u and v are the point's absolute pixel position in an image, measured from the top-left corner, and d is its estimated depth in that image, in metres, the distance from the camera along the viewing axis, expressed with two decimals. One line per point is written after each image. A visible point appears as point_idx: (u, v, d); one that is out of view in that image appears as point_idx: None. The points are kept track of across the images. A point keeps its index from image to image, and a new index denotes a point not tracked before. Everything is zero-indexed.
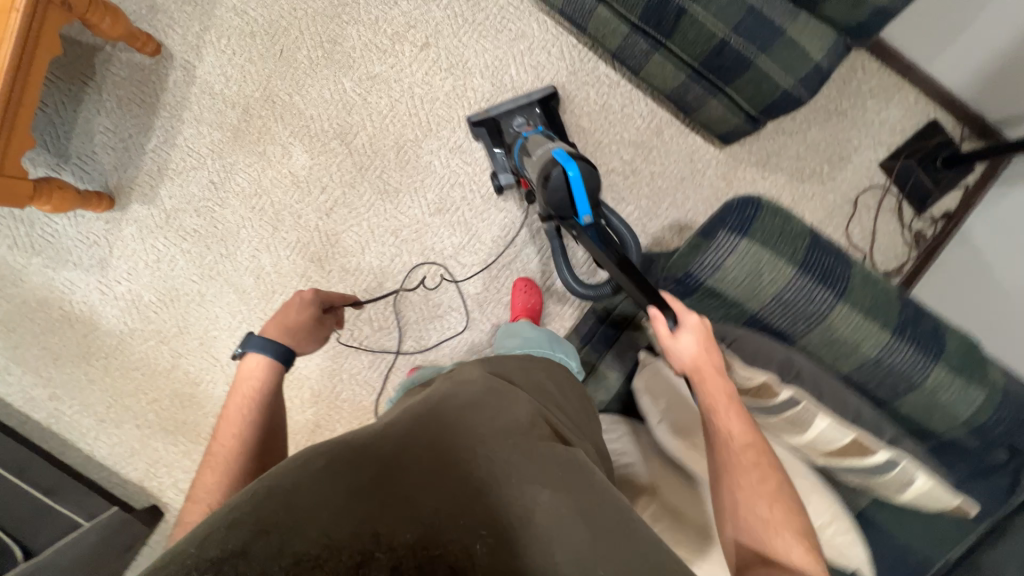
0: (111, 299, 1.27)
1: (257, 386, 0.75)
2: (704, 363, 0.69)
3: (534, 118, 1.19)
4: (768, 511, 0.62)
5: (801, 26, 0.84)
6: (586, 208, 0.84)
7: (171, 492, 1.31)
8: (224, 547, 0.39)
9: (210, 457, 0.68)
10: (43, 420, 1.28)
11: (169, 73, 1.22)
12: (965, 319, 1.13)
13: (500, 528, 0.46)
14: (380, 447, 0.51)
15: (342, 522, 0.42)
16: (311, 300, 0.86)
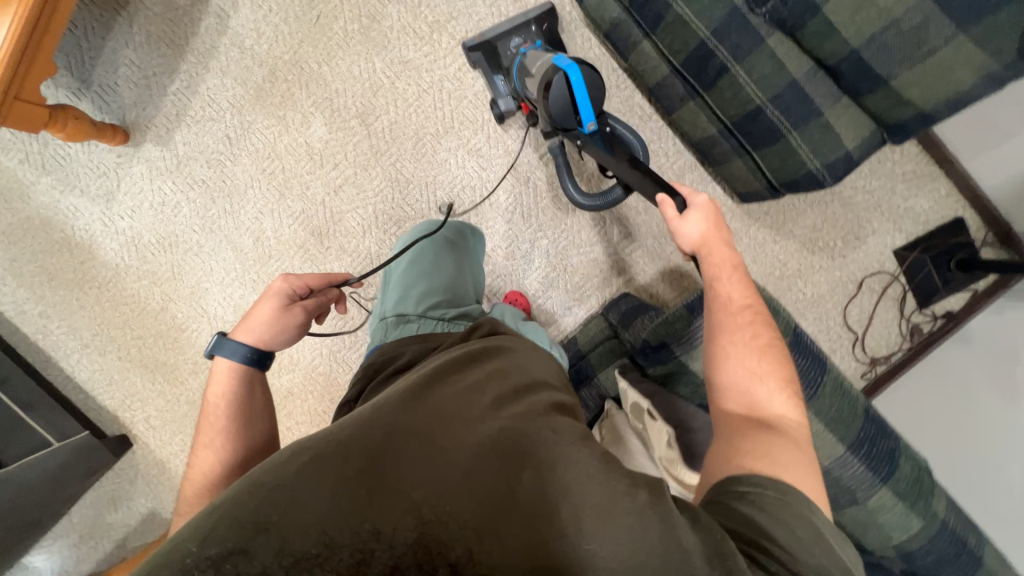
0: (111, 233, 1.28)
1: (226, 396, 0.76)
2: (713, 235, 0.74)
3: (532, 39, 1.14)
4: (758, 363, 0.62)
5: (840, 111, 0.82)
6: (589, 114, 0.85)
7: (141, 426, 1.35)
8: (221, 546, 0.39)
9: (190, 469, 0.72)
10: (31, 334, 1.32)
11: (202, 18, 1.20)
12: (937, 433, 1.11)
13: (491, 518, 0.45)
14: (366, 437, 0.50)
15: (334, 515, 0.42)
16: (276, 292, 0.80)
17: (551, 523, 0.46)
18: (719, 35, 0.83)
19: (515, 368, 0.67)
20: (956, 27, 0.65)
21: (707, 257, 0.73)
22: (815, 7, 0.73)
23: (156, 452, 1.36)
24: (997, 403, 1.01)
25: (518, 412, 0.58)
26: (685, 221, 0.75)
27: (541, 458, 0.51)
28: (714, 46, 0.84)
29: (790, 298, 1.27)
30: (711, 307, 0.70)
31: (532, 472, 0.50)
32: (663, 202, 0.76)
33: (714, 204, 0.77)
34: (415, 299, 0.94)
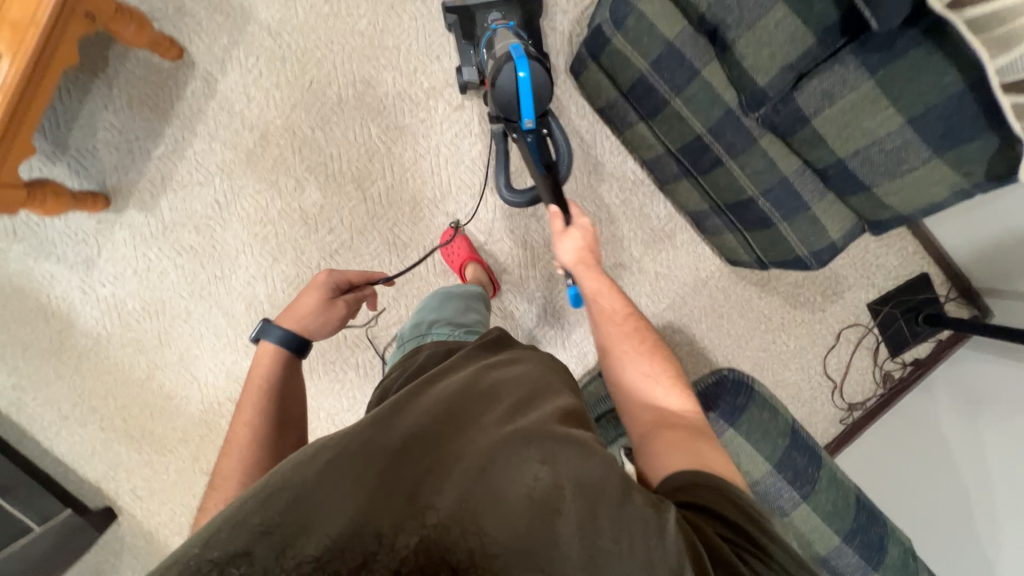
0: (92, 300, 1.22)
1: (266, 373, 0.85)
2: (587, 255, 0.85)
3: (511, 15, 1.05)
4: (649, 365, 0.69)
5: (826, 206, 0.87)
6: (530, 113, 0.89)
7: (127, 497, 1.30)
8: (235, 542, 0.43)
9: (227, 444, 0.76)
10: (4, 407, 1.24)
11: (188, 82, 1.16)
12: (904, 489, 1.21)
13: (500, 522, 0.46)
14: (385, 438, 0.52)
15: (344, 520, 0.45)
16: (325, 284, 0.94)
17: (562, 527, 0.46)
18: (714, 132, 0.86)
19: (530, 368, 0.67)
20: (933, 151, 0.70)
21: (586, 278, 0.83)
22: (805, 120, 0.77)
23: (142, 523, 1.31)
24: (965, 455, 1.12)
25: (534, 412, 0.57)
26: (567, 238, 0.86)
27: (557, 457, 0.51)
28: (710, 142, 0.88)
29: (775, 350, 1.34)
30: (603, 320, 0.77)
31: (547, 474, 0.50)
32: (551, 215, 0.87)
33: (592, 229, 0.88)
34: (423, 322, 0.94)
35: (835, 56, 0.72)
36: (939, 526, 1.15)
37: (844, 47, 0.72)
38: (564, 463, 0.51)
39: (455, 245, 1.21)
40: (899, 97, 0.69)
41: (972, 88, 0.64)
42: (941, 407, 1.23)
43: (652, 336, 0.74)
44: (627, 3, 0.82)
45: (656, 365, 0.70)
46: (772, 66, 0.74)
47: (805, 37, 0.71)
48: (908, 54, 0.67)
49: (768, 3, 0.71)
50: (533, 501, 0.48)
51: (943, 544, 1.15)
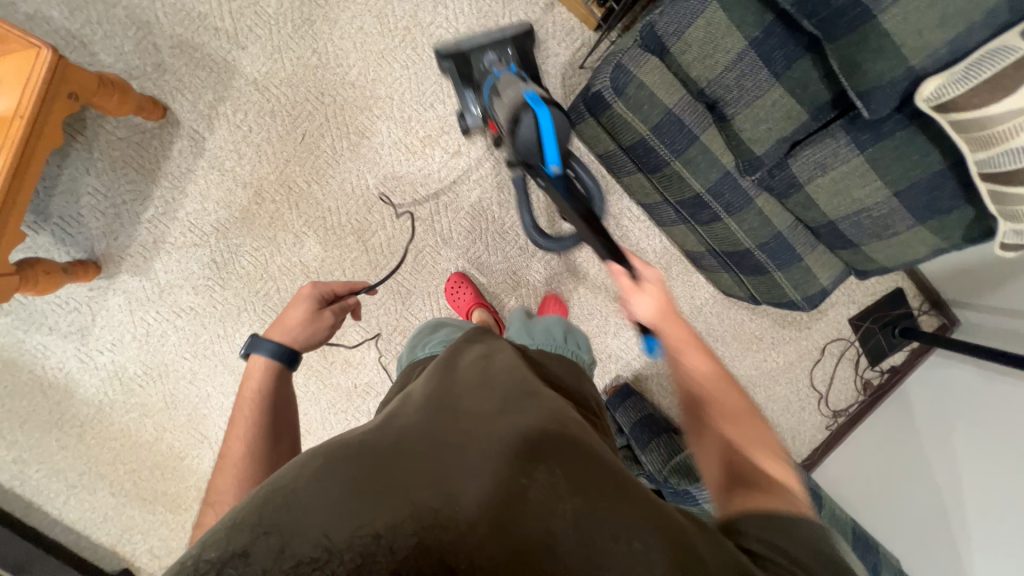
0: (91, 368, 1.20)
1: (259, 387, 0.82)
2: (666, 311, 0.72)
3: (509, 56, 0.95)
4: (749, 432, 0.59)
5: (817, 256, 0.92)
6: (554, 157, 0.80)
7: (145, 557, 1.29)
8: (230, 546, 0.38)
9: (219, 460, 0.72)
10: (7, 482, 1.22)
11: (174, 141, 1.12)
12: (886, 497, 1.29)
13: (510, 514, 0.41)
14: (378, 441, 0.48)
15: (330, 519, 0.39)
16: (309, 295, 0.90)
17: (574, 524, 0.41)
18: (713, 192, 0.89)
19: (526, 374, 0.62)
20: (919, 220, 0.75)
21: (667, 328, 0.71)
22: (799, 185, 0.81)
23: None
24: (946, 478, 1.18)
25: (532, 411, 0.52)
26: (642, 294, 0.73)
27: (563, 446, 0.47)
28: (709, 200, 0.90)
29: (765, 368, 1.42)
30: (688, 381, 0.66)
31: (559, 466, 0.45)
32: (618, 274, 0.75)
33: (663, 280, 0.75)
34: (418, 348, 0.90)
35: (826, 128, 0.76)
36: (911, 528, 1.22)
37: (835, 121, 0.76)
38: (571, 457, 0.46)
39: (460, 289, 1.22)
40: (886, 172, 0.74)
41: (951, 169, 0.70)
42: (919, 414, 1.32)
43: (741, 400, 0.62)
44: (626, 72, 0.82)
45: (745, 428, 0.59)
46: (769, 138, 0.78)
47: (800, 114, 0.75)
48: (895, 134, 0.72)
49: (765, 83, 0.74)
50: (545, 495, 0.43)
51: (918, 550, 1.20)
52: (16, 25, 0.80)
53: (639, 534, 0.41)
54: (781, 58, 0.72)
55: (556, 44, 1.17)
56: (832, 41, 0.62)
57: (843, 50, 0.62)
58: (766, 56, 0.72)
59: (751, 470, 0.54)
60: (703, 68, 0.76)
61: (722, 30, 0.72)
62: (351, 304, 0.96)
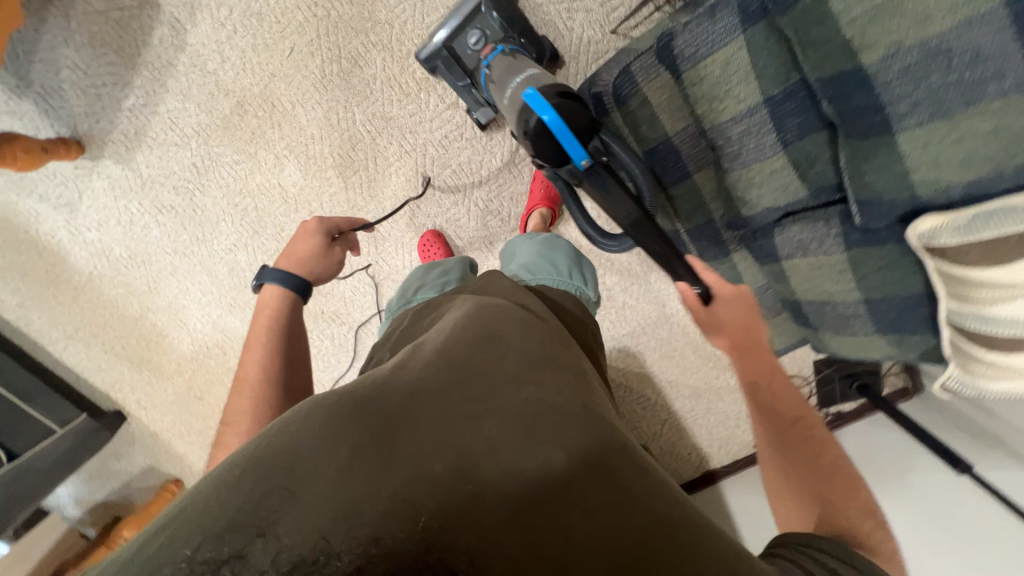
0: (80, 242, 1.27)
1: (274, 312, 0.84)
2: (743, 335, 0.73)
3: (494, 33, 0.94)
4: (851, 484, 0.59)
5: (777, 321, 0.88)
6: (578, 151, 0.70)
7: (134, 405, 1.51)
8: (217, 549, 0.35)
9: (238, 382, 0.75)
10: (15, 320, 1.38)
11: (154, 26, 1.04)
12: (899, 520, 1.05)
13: (518, 500, 0.44)
14: (385, 397, 0.49)
15: (338, 497, 0.40)
16: (316, 229, 0.90)
17: (574, 525, 0.43)
18: (692, 233, 0.83)
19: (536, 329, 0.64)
20: (878, 330, 0.71)
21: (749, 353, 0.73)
22: (776, 258, 0.75)
23: (148, 425, 1.55)
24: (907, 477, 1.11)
25: (543, 380, 0.56)
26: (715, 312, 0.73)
27: (560, 421, 0.51)
28: (686, 240, 0.85)
29: (715, 384, 1.43)
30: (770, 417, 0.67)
31: (560, 450, 0.48)
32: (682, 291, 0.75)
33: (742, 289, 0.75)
34: (409, 294, 0.93)
35: (823, 210, 0.68)
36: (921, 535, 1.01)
37: (837, 204, 0.67)
38: (571, 436, 0.50)
39: (431, 248, 1.20)
40: (863, 277, 0.68)
41: (927, 296, 0.64)
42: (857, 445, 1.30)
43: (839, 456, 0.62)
44: (632, 82, 0.71)
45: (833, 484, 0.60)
46: (758, 204, 0.71)
47: (797, 190, 0.66)
48: (886, 243, 0.64)
49: (769, 149, 0.65)
50: (548, 482, 0.45)
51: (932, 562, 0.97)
52: None
53: (644, 511, 0.45)
54: (794, 126, 0.62)
55: None
56: (850, 137, 0.59)
57: (856, 150, 0.59)
58: (778, 120, 0.62)
59: (845, 523, 0.55)
60: (710, 108, 0.66)
61: (739, 74, 0.61)
62: (353, 241, 0.97)
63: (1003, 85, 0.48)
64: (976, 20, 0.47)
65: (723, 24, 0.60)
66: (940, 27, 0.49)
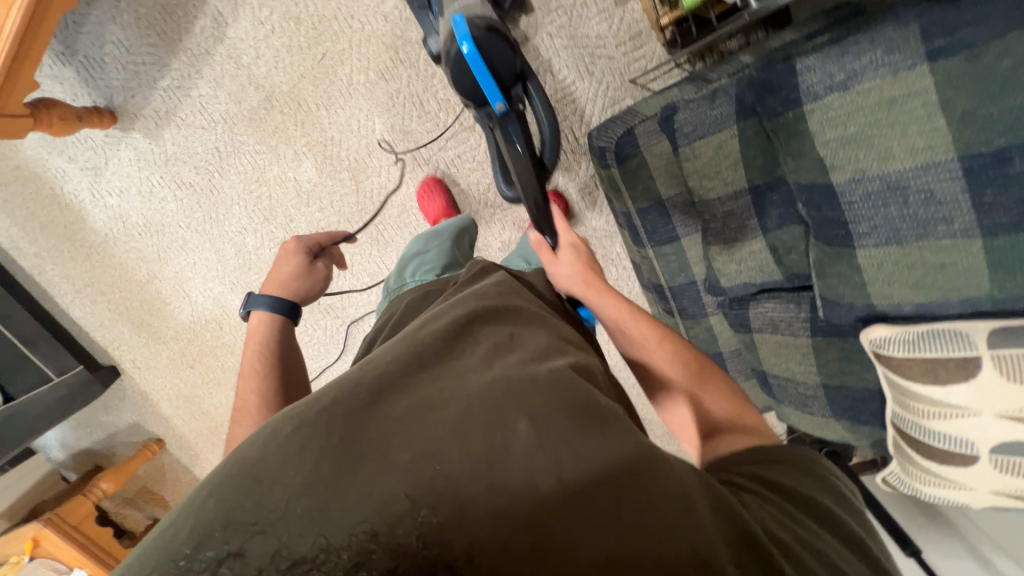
0: (101, 205, 1.33)
1: (263, 339, 0.88)
2: (592, 276, 0.82)
3: None
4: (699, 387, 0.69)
5: (746, 386, 0.91)
6: (495, 94, 0.81)
7: (129, 364, 1.58)
8: (214, 550, 0.36)
9: (238, 412, 0.78)
10: (28, 268, 1.44)
11: (197, 16, 1.09)
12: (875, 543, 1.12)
13: (506, 487, 0.40)
14: (345, 392, 0.49)
15: (310, 494, 0.39)
16: (296, 249, 0.97)
17: (576, 508, 0.40)
18: (675, 291, 0.86)
19: (510, 324, 0.63)
20: (834, 415, 0.74)
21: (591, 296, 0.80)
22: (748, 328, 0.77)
23: (139, 385, 1.61)
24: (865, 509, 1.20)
25: (515, 361, 0.54)
26: (564, 265, 0.85)
27: (538, 399, 0.47)
28: (668, 296, 0.88)
29: None
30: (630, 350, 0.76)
31: (534, 422, 0.45)
32: (537, 244, 0.90)
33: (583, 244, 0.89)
34: (406, 273, 0.98)
35: (796, 293, 0.71)
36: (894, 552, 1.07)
37: (808, 289, 0.70)
38: (552, 412, 0.46)
39: (431, 199, 1.17)
40: (824, 363, 0.71)
41: (879, 393, 0.68)
42: None
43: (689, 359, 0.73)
44: (634, 143, 0.75)
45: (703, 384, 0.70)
46: (737, 276, 0.73)
47: (773, 272, 0.70)
48: (848, 337, 0.67)
49: (750, 232, 0.69)
50: (532, 462, 0.42)
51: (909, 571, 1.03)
52: None
53: (645, 480, 0.43)
54: (775, 215, 0.66)
55: (613, 46, 1.03)
56: (821, 241, 0.62)
57: (824, 253, 0.63)
58: (760, 208, 0.67)
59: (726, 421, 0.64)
60: (701, 183, 0.70)
61: (729, 159, 0.66)
62: (337, 255, 1.05)
63: (952, 228, 0.53)
64: (931, 167, 0.52)
65: (721, 111, 0.64)
66: (901, 164, 0.53)
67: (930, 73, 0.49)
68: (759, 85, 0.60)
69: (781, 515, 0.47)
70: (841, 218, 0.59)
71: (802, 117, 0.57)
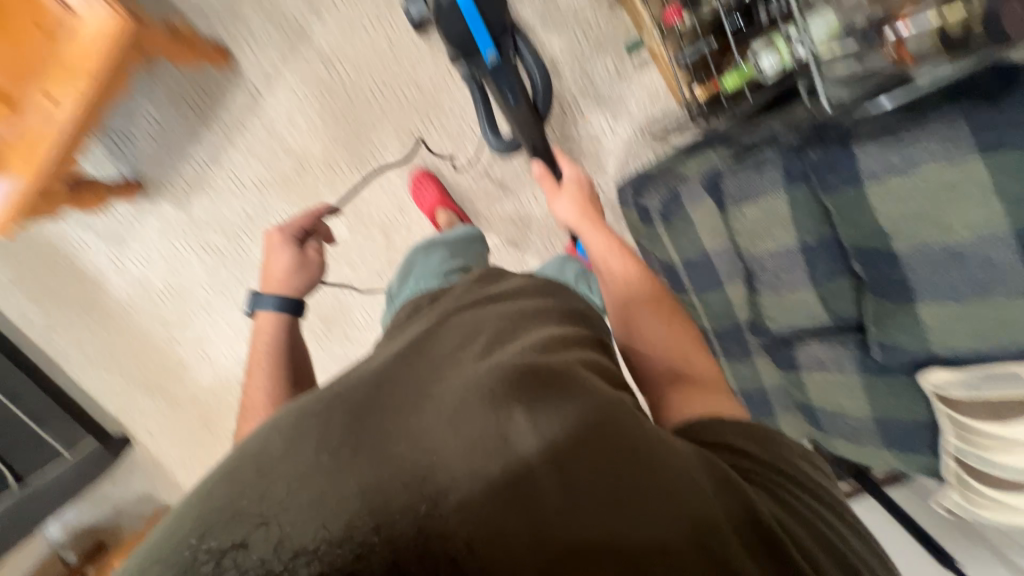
0: (121, 273, 1.30)
1: (272, 338, 0.81)
2: (587, 208, 0.84)
3: None
4: (668, 325, 0.64)
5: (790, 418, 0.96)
6: (489, 43, 0.80)
7: (143, 431, 1.52)
8: (223, 538, 0.34)
9: (246, 408, 0.71)
10: (37, 340, 1.38)
11: (232, 90, 1.12)
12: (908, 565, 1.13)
13: (502, 473, 0.38)
14: (349, 394, 0.47)
15: (313, 490, 0.37)
16: (281, 237, 0.89)
17: (578, 494, 0.37)
18: (718, 332, 0.91)
19: (505, 308, 0.60)
20: (884, 445, 0.79)
21: (584, 228, 0.81)
22: (796, 367, 0.83)
23: (153, 452, 1.55)
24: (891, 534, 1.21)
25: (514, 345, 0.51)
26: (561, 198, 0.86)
27: (535, 381, 0.44)
28: (711, 337, 0.93)
29: None
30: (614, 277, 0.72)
31: (534, 405, 0.42)
32: (540, 176, 0.91)
33: (585, 179, 0.89)
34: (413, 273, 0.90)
35: (842, 333, 0.76)
36: None
37: (853, 330, 0.75)
38: (556, 392, 0.43)
39: (424, 188, 1.16)
40: (875, 400, 0.76)
41: (931, 425, 0.73)
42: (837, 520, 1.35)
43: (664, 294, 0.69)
44: (678, 202, 0.83)
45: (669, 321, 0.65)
46: (786, 321, 0.79)
47: (820, 318, 0.75)
48: (899, 376, 0.72)
49: (801, 284, 0.73)
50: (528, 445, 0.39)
51: None
52: None
53: (645, 460, 0.40)
54: (824, 269, 0.71)
55: (635, 105, 1.11)
56: (877, 295, 0.68)
57: (880, 304, 0.68)
58: (810, 261, 0.71)
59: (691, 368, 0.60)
60: (752, 242, 0.76)
61: (779, 221, 0.71)
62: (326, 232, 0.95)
63: (1007, 288, 0.57)
64: (990, 238, 0.56)
65: (768, 176, 0.71)
66: (959, 236, 0.58)
67: (981, 161, 0.54)
68: (814, 164, 0.66)
69: (778, 506, 0.43)
70: (901, 275, 0.64)
71: (862, 194, 0.63)
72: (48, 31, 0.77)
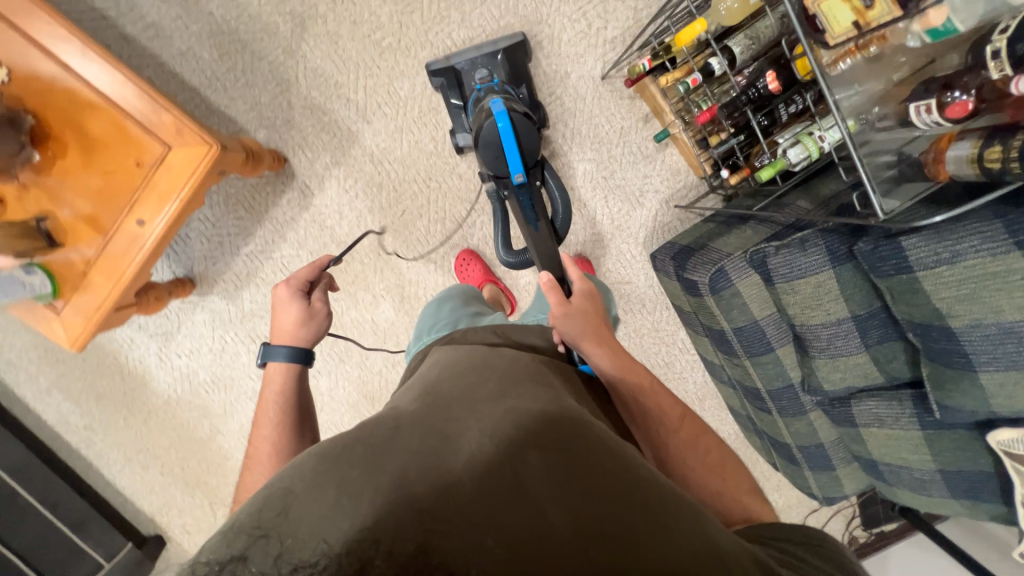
0: (167, 368, 1.32)
1: (280, 389, 0.80)
2: (599, 327, 0.78)
3: (498, 72, 1.06)
4: (706, 454, 0.68)
5: (848, 469, 0.99)
6: (518, 167, 0.86)
7: (179, 530, 1.46)
8: (224, 550, 0.38)
9: (249, 460, 0.72)
10: (76, 442, 1.36)
11: (285, 191, 1.20)
12: None
13: (500, 500, 0.42)
14: (370, 430, 0.50)
15: (335, 522, 0.40)
16: (287, 294, 0.84)
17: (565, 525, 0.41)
18: (772, 393, 0.94)
19: (513, 361, 0.65)
20: (951, 495, 0.83)
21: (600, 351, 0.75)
22: (853, 423, 0.87)
23: (188, 552, 1.48)
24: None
25: (526, 396, 0.56)
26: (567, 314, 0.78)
27: (543, 430, 0.49)
28: (766, 397, 0.96)
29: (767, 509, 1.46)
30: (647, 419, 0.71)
31: (540, 451, 0.46)
32: (549, 286, 0.83)
33: (592, 299, 0.84)
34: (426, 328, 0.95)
35: (896, 389, 0.83)
36: None
37: (906, 386, 0.82)
38: (561, 440, 0.48)
39: (469, 266, 1.23)
40: (937, 453, 0.81)
41: (995, 475, 0.78)
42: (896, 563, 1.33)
43: (700, 425, 0.71)
44: (726, 278, 0.87)
45: (704, 451, 0.68)
46: (840, 381, 0.85)
47: (875, 376, 0.83)
48: (958, 430, 0.79)
49: (854, 348, 0.81)
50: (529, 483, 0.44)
51: None
52: (196, 123, 0.84)
53: (639, 502, 0.44)
54: (875, 334, 0.80)
55: (658, 181, 1.21)
56: (933, 361, 0.74)
57: (937, 370, 0.74)
58: (862, 328, 0.80)
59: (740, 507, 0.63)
60: (806, 313, 0.81)
61: (831, 295, 0.79)
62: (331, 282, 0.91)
63: None
64: None
65: (813, 257, 0.79)
66: (1012, 317, 0.65)
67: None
68: (867, 254, 0.73)
69: None
70: (960, 348, 0.70)
71: (915, 279, 0.70)
72: (145, 167, 0.85)
